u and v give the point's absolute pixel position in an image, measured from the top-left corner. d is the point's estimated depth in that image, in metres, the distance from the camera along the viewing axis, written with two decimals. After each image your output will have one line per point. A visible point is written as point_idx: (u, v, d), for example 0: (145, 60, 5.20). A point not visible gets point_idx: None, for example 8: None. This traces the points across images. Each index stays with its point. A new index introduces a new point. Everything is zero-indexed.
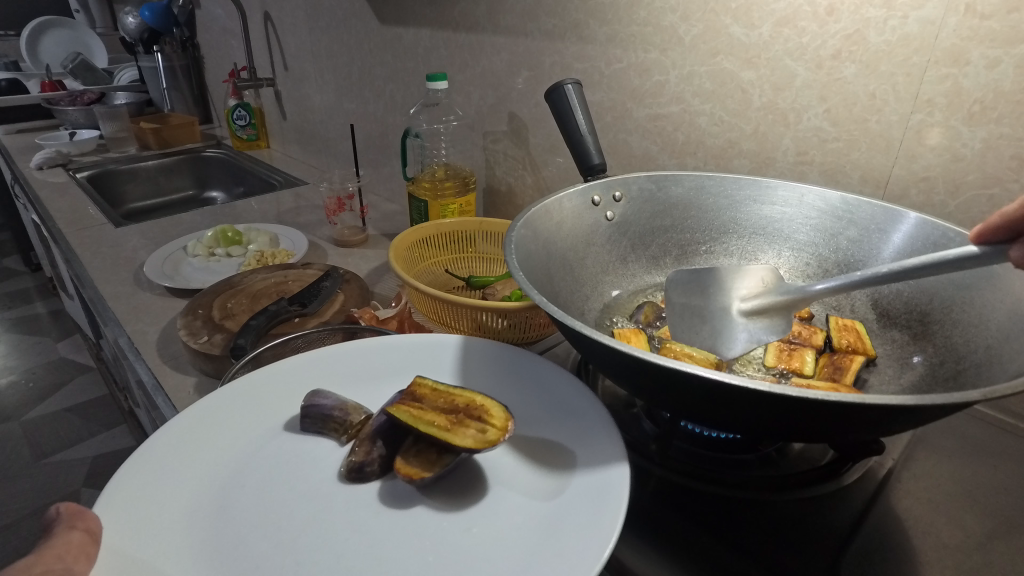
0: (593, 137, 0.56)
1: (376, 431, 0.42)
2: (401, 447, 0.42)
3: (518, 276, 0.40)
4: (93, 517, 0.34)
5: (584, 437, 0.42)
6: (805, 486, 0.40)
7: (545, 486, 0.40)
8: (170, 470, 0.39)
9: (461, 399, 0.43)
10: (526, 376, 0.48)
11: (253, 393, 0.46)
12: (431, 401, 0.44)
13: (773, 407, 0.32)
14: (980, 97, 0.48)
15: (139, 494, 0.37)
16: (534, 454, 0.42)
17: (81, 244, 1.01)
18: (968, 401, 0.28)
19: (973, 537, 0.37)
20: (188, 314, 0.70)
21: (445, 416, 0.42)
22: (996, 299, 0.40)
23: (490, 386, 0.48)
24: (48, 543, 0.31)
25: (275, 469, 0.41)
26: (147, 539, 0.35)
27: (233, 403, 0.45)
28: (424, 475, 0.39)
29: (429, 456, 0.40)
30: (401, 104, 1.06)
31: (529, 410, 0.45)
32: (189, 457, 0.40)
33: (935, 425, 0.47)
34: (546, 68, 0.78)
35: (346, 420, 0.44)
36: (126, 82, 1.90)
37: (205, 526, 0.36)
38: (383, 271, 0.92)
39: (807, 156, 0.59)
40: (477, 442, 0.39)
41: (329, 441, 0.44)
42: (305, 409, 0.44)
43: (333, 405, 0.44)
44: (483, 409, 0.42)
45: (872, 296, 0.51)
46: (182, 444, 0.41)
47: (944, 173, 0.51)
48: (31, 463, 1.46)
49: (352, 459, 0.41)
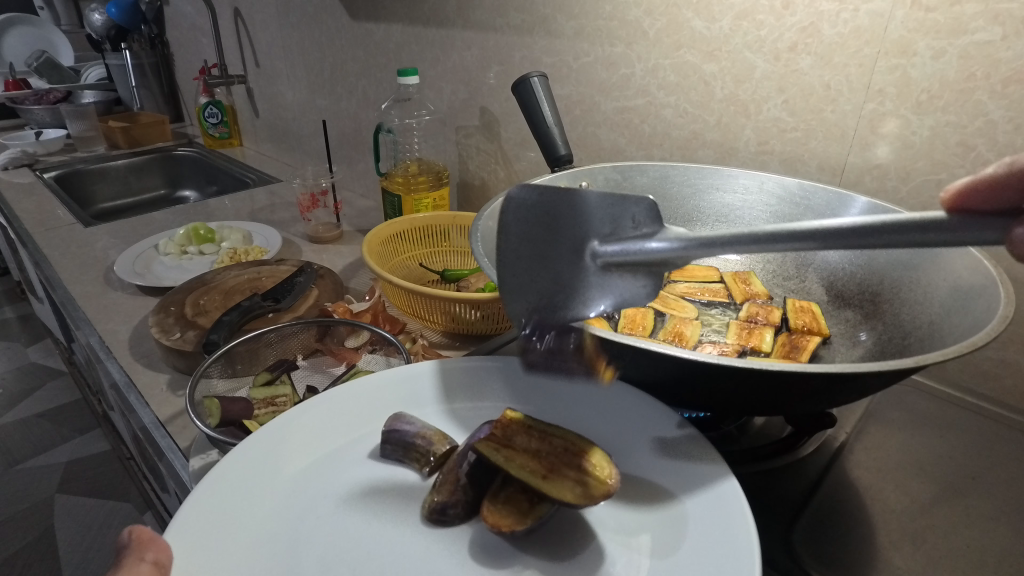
0: (559, 129, 0.58)
1: (461, 472, 0.39)
2: (488, 489, 0.38)
3: (483, 261, 0.41)
4: (162, 547, 0.32)
5: (684, 469, 0.38)
6: (763, 459, 0.42)
7: (648, 531, 0.36)
8: (228, 521, 0.35)
9: (555, 442, 0.39)
10: (599, 397, 0.44)
11: (302, 427, 0.42)
12: (523, 441, 0.39)
13: (728, 380, 0.33)
14: (927, 86, 0.50)
15: (195, 551, 0.33)
16: (631, 492, 0.38)
17: (49, 245, 1.00)
18: (904, 368, 0.30)
19: (918, 503, 0.39)
20: (160, 311, 0.70)
21: (541, 461, 0.38)
22: (940, 277, 0.42)
23: (561, 408, 0.44)
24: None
25: (343, 516, 0.38)
26: None
27: (283, 437, 0.41)
28: (515, 527, 0.35)
29: (520, 506, 0.37)
30: (374, 100, 1.06)
31: (620, 439, 0.41)
32: (244, 506, 0.37)
33: (887, 401, 0.49)
34: (516, 62, 0.79)
35: (429, 449, 0.41)
36: (92, 81, 1.87)
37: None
38: (358, 266, 0.92)
39: (768, 146, 0.61)
40: (578, 497, 0.35)
41: (411, 473, 0.42)
42: (387, 433, 0.42)
43: (416, 432, 0.42)
44: (582, 454, 0.38)
45: (827, 279, 0.53)
46: (236, 490, 0.37)
47: (895, 161, 0.53)
48: (1, 470, 1.44)
49: (435, 498, 0.38)
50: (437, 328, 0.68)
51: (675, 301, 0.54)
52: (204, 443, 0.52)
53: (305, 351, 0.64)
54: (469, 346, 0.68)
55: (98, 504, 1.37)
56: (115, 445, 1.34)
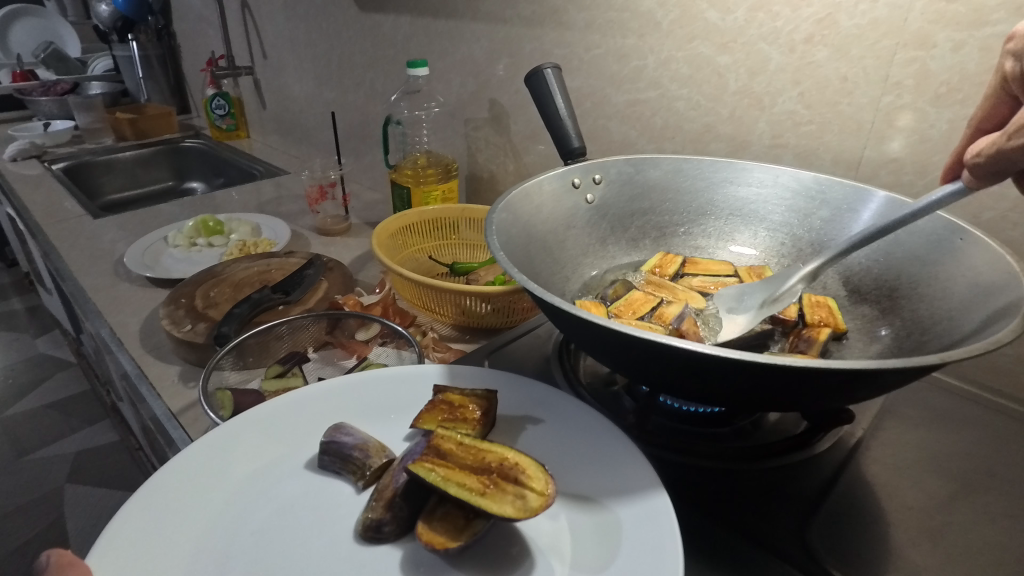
0: (572, 121, 0.57)
1: (396, 489, 0.38)
2: (424, 507, 0.38)
3: (498, 255, 0.41)
4: (84, 568, 0.32)
5: (618, 486, 0.39)
6: (778, 455, 0.41)
7: (582, 547, 0.36)
8: (156, 537, 0.35)
9: (492, 457, 0.38)
10: (541, 412, 0.45)
11: (242, 438, 0.42)
12: (459, 458, 0.39)
13: (749, 376, 0.33)
14: (946, 78, 0.49)
15: (122, 564, 0.34)
16: (566, 509, 0.38)
17: (58, 237, 1.00)
18: (928, 365, 0.30)
19: (936, 500, 0.39)
20: (170, 303, 0.70)
21: (478, 477, 0.37)
22: (960, 272, 0.42)
23: (502, 423, 0.45)
24: None
25: (280, 525, 0.38)
26: None
27: (221, 448, 0.41)
28: (451, 545, 0.35)
29: (455, 522, 0.36)
30: (382, 92, 1.06)
31: (562, 456, 0.41)
32: (179, 517, 0.37)
33: (903, 397, 0.49)
34: (525, 54, 0.79)
35: (366, 462, 0.41)
36: (99, 72, 1.87)
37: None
38: (366, 259, 0.92)
39: (782, 139, 0.60)
40: (518, 511, 0.35)
41: (347, 485, 0.41)
42: (326, 445, 0.41)
43: (354, 443, 0.42)
44: (518, 468, 0.37)
45: (843, 273, 0.52)
46: (170, 503, 0.37)
47: (912, 154, 0.53)
48: (12, 461, 1.45)
49: (369, 516, 0.37)
50: (448, 322, 0.68)
51: (684, 291, 0.54)
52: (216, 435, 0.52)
53: (316, 344, 0.64)
54: (479, 340, 0.68)
55: (107, 494, 1.38)
56: (124, 437, 1.35)
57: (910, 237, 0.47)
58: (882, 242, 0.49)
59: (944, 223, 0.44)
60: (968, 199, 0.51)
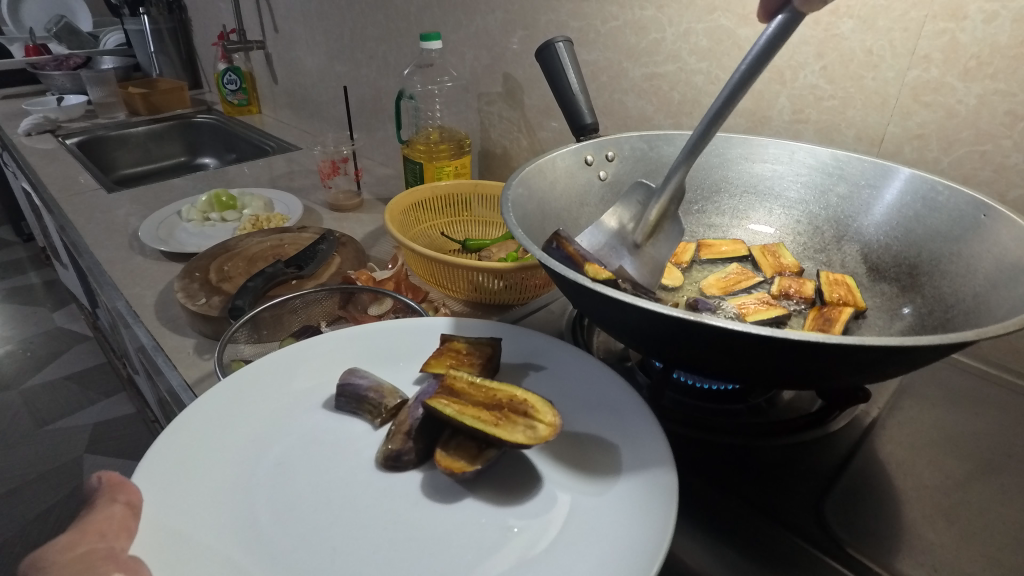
0: (585, 95, 0.56)
1: (413, 423, 0.39)
2: (439, 439, 0.39)
3: (517, 232, 0.40)
4: (134, 489, 0.32)
5: (625, 427, 0.39)
6: (793, 432, 0.41)
7: (590, 476, 0.37)
8: (190, 465, 0.36)
9: (503, 393, 0.39)
10: (540, 360, 0.46)
11: (262, 377, 0.43)
12: (471, 395, 0.39)
13: (772, 352, 0.32)
14: (976, 51, 0.47)
15: (161, 489, 0.34)
16: (573, 449, 0.39)
17: (74, 211, 1.01)
18: (964, 342, 0.29)
19: (953, 479, 0.39)
20: (185, 277, 0.70)
21: (489, 411, 0.38)
22: (984, 250, 0.41)
23: (505, 369, 0.45)
24: (89, 519, 0.30)
25: (303, 456, 0.39)
26: (185, 509, 0.34)
27: (241, 387, 0.42)
28: (467, 469, 0.36)
29: (470, 450, 0.37)
30: (394, 66, 1.05)
31: (566, 400, 0.42)
32: (209, 448, 0.38)
33: (921, 376, 0.48)
34: (541, 26, 0.77)
35: (381, 402, 0.42)
36: (111, 47, 1.86)
37: (240, 516, 0.34)
38: (379, 235, 0.92)
39: (803, 115, 0.58)
40: (528, 439, 0.36)
41: (363, 423, 0.42)
42: (341, 387, 0.42)
43: (369, 385, 0.43)
44: (527, 403, 0.39)
45: (862, 250, 0.51)
46: (202, 434, 0.38)
47: (938, 130, 0.51)
48: (33, 431, 1.48)
49: (388, 446, 0.38)
50: (460, 298, 0.68)
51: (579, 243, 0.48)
52: None
53: (329, 318, 0.64)
54: (492, 316, 0.68)
55: (127, 464, 1.41)
56: (141, 409, 1.37)
57: (931, 213, 0.46)
58: (901, 218, 0.48)
59: (966, 198, 0.43)
60: (995, 177, 0.50)
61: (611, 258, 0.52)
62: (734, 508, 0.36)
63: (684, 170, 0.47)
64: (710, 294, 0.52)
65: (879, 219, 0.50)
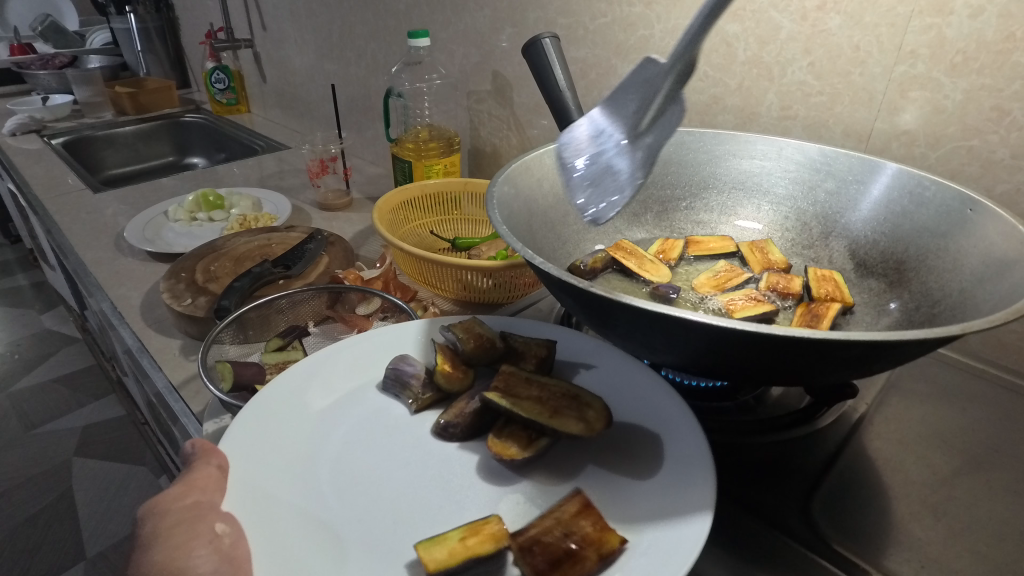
0: (572, 92, 0.56)
1: (470, 406, 0.40)
2: (493, 425, 0.40)
3: (502, 230, 0.39)
4: (223, 452, 0.35)
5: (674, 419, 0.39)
6: (780, 430, 0.41)
7: (642, 466, 0.37)
8: (267, 441, 0.37)
9: (556, 387, 0.41)
10: (595, 359, 0.45)
11: (326, 364, 0.44)
12: (526, 388, 0.41)
13: (758, 348, 0.32)
14: (962, 47, 0.47)
15: (243, 459, 0.36)
16: (625, 441, 0.39)
17: (59, 212, 1.00)
18: (949, 336, 0.29)
19: (941, 474, 0.39)
20: (171, 277, 0.70)
21: (544, 403, 0.40)
22: (971, 246, 0.41)
23: (557, 368, 0.45)
24: (188, 476, 0.33)
25: (364, 438, 0.39)
26: (263, 479, 0.35)
27: (310, 371, 0.43)
28: (518, 454, 0.37)
29: (520, 437, 0.38)
30: (383, 64, 1.04)
31: (621, 395, 0.42)
32: (269, 431, 0.38)
33: (908, 371, 0.48)
34: (530, 23, 0.77)
35: (426, 389, 0.42)
36: (98, 46, 1.84)
37: (308, 490, 0.35)
38: (369, 234, 0.91)
39: (791, 111, 0.58)
40: (582, 429, 0.38)
41: (402, 408, 0.43)
42: (393, 372, 0.43)
43: (417, 372, 0.43)
44: (579, 398, 0.40)
45: (850, 246, 0.51)
46: (276, 412, 0.39)
47: (925, 125, 0.51)
48: (20, 434, 1.47)
49: (442, 416, 0.40)
50: (449, 297, 0.67)
51: None
52: (218, 408, 0.52)
53: (317, 318, 0.63)
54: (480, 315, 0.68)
55: (115, 467, 1.40)
56: (130, 411, 1.35)
57: (918, 210, 0.46)
58: (889, 215, 0.48)
59: (953, 194, 0.43)
60: (982, 172, 0.50)
61: (576, 187, 0.41)
62: (721, 506, 0.36)
63: (672, 81, 0.39)
64: (700, 292, 0.51)
65: (867, 216, 0.50)
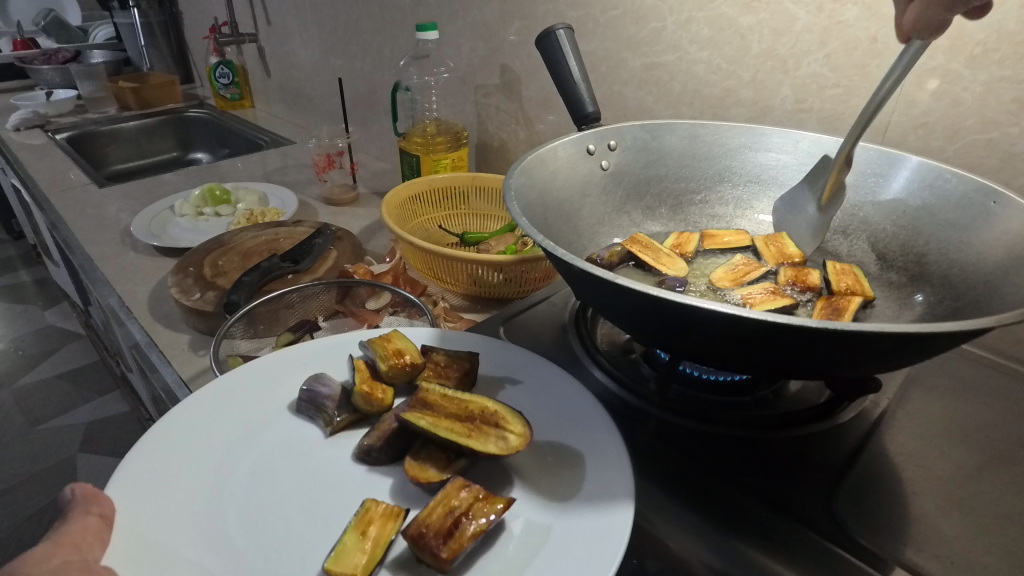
0: (586, 84, 0.55)
1: (388, 429, 0.40)
2: (410, 448, 0.39)
3: (521, 221, 0.39)
4: (107, 500, 0.33)
5: (596, 441, 0.39)
6: (801, 424, 0.41)
7: (560, 489, 0.37)
8: (163, 478, 0.36)
9: (474, 405, 0.40)
10: (520, 374, 0.45)
11: (225, 393, 0.43)
12: (443, 407, 0.40)
13: (784, 341, 0.32)
14: (983, 38, 0.47)
15: (135, 503, 0.34)
16: (545, 463, 0.38)
17: (64, 207, 0.99)
18: (982, 329, 0.29)
19: (965, 470, 0.38)
20: (178, 272, 0.69)
21: (462, 422, 0.39)
22: (994, 238, 0.40)
23: (482, 383, 0.45)
24: (64, 529, 0.31)
25: (270, 465, 0.39)
26: (156, 519, 0.34)
27: (215, 400, 0.42)
28: (436, 480, 0.37)
29: (439, 461, 0.38)
30: (389, 59, 1.03)
31: (541, 414, 0.42)
32: (158, 473, 0.36)
33: (928, 365, 0.48)
34: (539, 16, 0.76)
35: (340, 410, 0.42)
36: (101, 41, 1.84)
37: (208, 525, 0.34)
38: (375, 229, 0.90)
39: (806, 104, 0.58)
40: (500, 451, 0.37)
41: (317, 430, 0.42)
42: (306, 393, 0.42)
43: (331, 393, 0.42)
44: (498, 415, 0.40)
45: (870, 239, 0.51)
46: (175, 446, 0.38)
47: (942, 118, 0.51)
48: (25, 430, 1.47)
49: (364, 441, 0.40)
50: (459, 292, 0.67)
51: None
52: None
53: (326, 313, 0.63)
54: (491, 310, 0.67)
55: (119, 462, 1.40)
56: (135, 407, 1.35)
57: (939, 202, 0.45)
58: (909, 207, 0.48)
59: (974, 186, 0.42)
60: (1001, 164, 0.49)
61: None
62: (744, 500, 0.36)
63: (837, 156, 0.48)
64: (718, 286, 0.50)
65: (885, 209, 0.50)
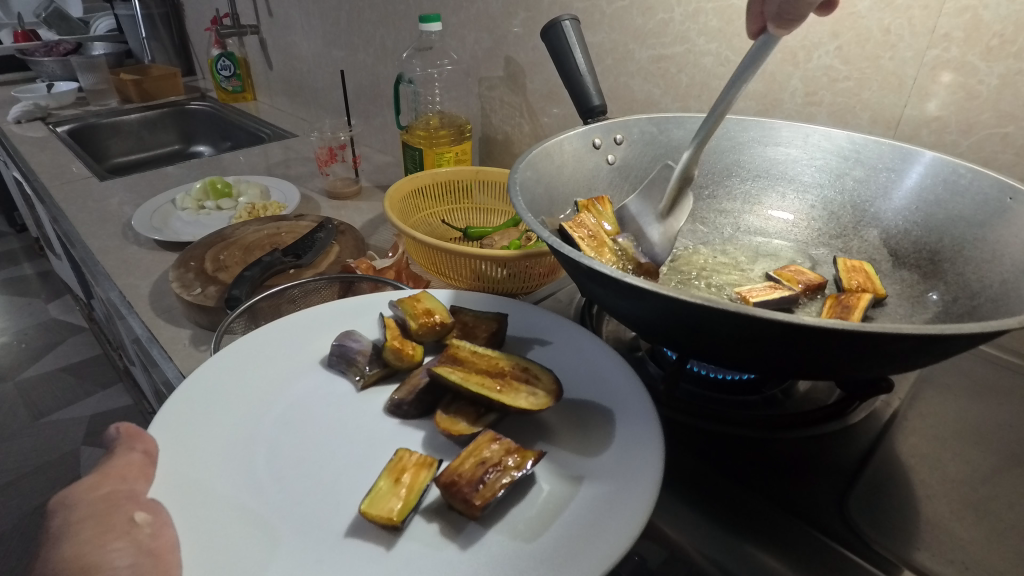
0: (592, 77, 0.54)
1: (418, 382, 0.41)
2: (440, 402, 0.41)
3: (525, 217, 0.38)
4: (150, 438, 0.35)
5: (623, 396, 0.39)
6: (811, 425, 0.40)
7: (590, 441, 0.37)
8: (202, 426, 0.37)
9: (504, 362, 0.42)
10: (550, 335, 0.46)
11: (256, 347, 0.44)
12: (473, 363, 0.42)
13: (798, 341, 0.31)
14: (1000, 30, 0.45)
15: (175, 446, 0.36)
16: (574, 418, 0.39)
17: (65, 201, 0.99)
18: (1002, 331, 0.28)
19: (980, 472, 0.38)
20: (179, 267, 0.68)
21: (492, 378, 0.40)
22: (1011, 236, 0.39)
23: (510, 344, 0.46)
24: (111, 463, 0.33)
25: (303, 417, 0.40)
26: (194, 463, 0.35)
27: (249, 352, 0.43)
28: (467, 431, 0.38)
29: (469, 414, 0.39)
30: (392, 51, 1.02)
31: (570, 372, 0.43)
32: (197, 420, 0.38)
33: (941, 365, 0.47)
34: (544, 7, 0.75)
35: (372, 365, 0.43)
36: (103, 33, 1.83)
37: (244, 472, 0.35)
38: (378, 223, 0.90)
39: (816, 97, 0.57)
40: (529, 405, 0.39)
41: (347, 384, 0.43)
42: (337, 349, 0.44)
43: (362, 349, 0.44)
44: (527, 372, 0.41)
45: (883, 235, 0.50)
46: (212, 396, 0.39)
47: (957, 112, 0.50)
48: (28, 423, 1.47)
49: (394, 395, 0.41)
50: (462, 287, 0.66)
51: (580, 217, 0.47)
52: None
53: None
54: None
55: None
56: (137, 401, 1.35)
57: (954, 197, 0.44)
58: (923, 203, 0.47)
59: (990, 182, 0.41)
60: (1016, 159, 0.48)
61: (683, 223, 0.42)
62: (755, 502, 0.35)
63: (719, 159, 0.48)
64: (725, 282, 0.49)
65: (899, 204, 0.49)
